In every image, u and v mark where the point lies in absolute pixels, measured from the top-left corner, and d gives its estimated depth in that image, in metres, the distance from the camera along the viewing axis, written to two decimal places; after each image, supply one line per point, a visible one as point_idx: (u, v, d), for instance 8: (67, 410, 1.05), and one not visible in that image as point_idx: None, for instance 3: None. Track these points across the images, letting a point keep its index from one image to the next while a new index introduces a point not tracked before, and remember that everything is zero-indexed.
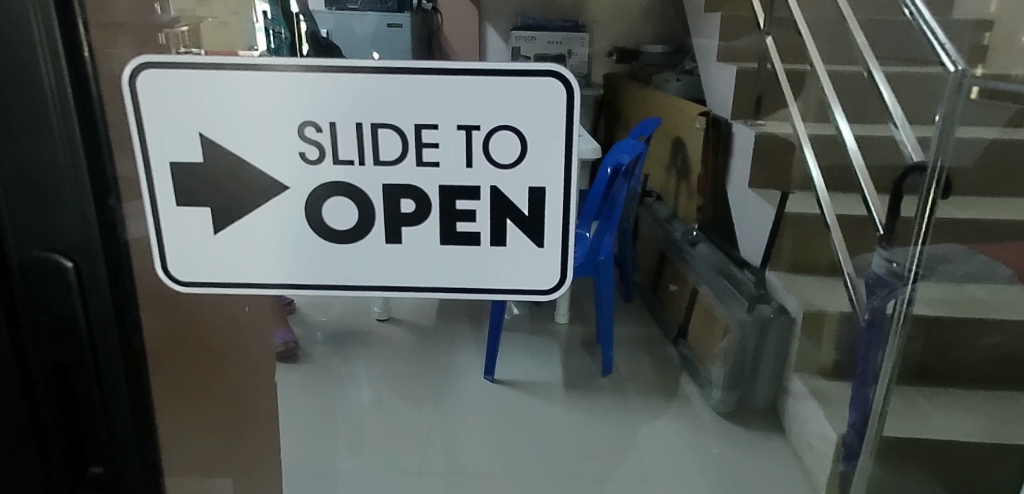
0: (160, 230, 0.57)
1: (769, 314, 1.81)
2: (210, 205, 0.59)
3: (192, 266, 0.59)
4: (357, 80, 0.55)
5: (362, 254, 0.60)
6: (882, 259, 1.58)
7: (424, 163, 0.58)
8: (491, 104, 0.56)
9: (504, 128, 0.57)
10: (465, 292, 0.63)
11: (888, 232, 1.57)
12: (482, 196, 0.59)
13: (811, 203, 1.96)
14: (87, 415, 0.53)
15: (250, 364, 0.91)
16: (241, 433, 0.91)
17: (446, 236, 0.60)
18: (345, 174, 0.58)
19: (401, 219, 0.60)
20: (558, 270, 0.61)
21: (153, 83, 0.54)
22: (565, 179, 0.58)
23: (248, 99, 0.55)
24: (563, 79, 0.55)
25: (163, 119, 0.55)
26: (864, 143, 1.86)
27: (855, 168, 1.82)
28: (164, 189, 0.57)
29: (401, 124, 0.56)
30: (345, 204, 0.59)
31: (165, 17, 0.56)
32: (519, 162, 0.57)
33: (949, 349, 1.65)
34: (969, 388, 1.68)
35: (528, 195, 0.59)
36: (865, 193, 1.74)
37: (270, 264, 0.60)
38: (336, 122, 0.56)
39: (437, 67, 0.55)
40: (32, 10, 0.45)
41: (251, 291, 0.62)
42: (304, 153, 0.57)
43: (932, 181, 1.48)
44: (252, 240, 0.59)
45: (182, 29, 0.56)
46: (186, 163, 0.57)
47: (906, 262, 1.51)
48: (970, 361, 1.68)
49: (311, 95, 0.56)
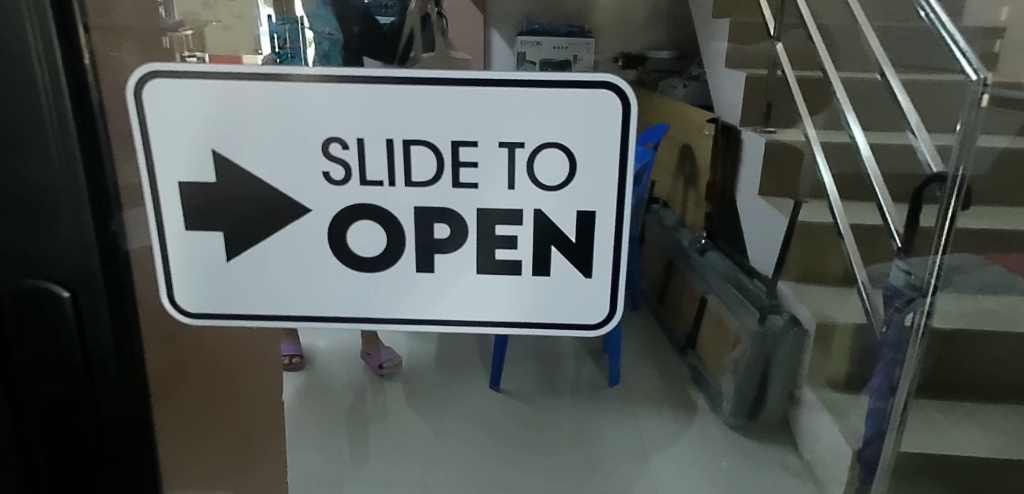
0: (163, 237, 0.58)
1: (781, 326, 1.75)
2: (222, 228, 0.60)
3: (223, 283, 0.61)
4: (388, 95, 0.56)
5: (391, 279, 0.61)
6: (898, 271, 1.54)
7: (462, 184, 0.59)
8: (523, 122, 0.57)
9: (551, 146, 0.57)
10: (497, 326, 0.63)
11: (907, 242, 1.52)
12: (525, 220, 0.60)
13: (824, 212, 1.94)
14: (81, 444, 0.57)
15: (263, 393, 0.91)
16: (252, 455, 0.93)
17: (485, 263, 0.61)
18: (372, 196, 0.59)
19: (434, 246, 0.60)
20: (609, 303, 0.62)
21: (159, 96, 0.55)
22: (613, 205, 0.59)
23: (264, 114, 0.56)
24: (619, 92, 0.56)
25: (173, 134, 0.56)
26: (878, 152, 1.84)
27: (870, 175, 1.80)
28: (165, 198, 0.58)
29: (437, 141, 0.57)
30: (372, 228, 0.60)
31: (170, 21, 0.58)
32: (567, 185, 0.58)
33: (966, 362, 1.62)
34: (983, 403, 1.66)
35: (577, 218, 0.59)
36: (883, 202, 1.72)
37: (307, 288, 0.61)
38: (365, 138, 0.57)
39: (468, 76, 0.56)
40: (28, 16, 0.48)
41: (281, 316, 0.62)
42: (328, 173, 0.58)
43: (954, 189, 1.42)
44: (290, 262, 0.60)
45: (186, 33, 0.57)
46: (200, 183, 0.58)
47: (925, 273, 1.46)
48: (986, 373, 1.66)
49: (338, 112, 0.56)
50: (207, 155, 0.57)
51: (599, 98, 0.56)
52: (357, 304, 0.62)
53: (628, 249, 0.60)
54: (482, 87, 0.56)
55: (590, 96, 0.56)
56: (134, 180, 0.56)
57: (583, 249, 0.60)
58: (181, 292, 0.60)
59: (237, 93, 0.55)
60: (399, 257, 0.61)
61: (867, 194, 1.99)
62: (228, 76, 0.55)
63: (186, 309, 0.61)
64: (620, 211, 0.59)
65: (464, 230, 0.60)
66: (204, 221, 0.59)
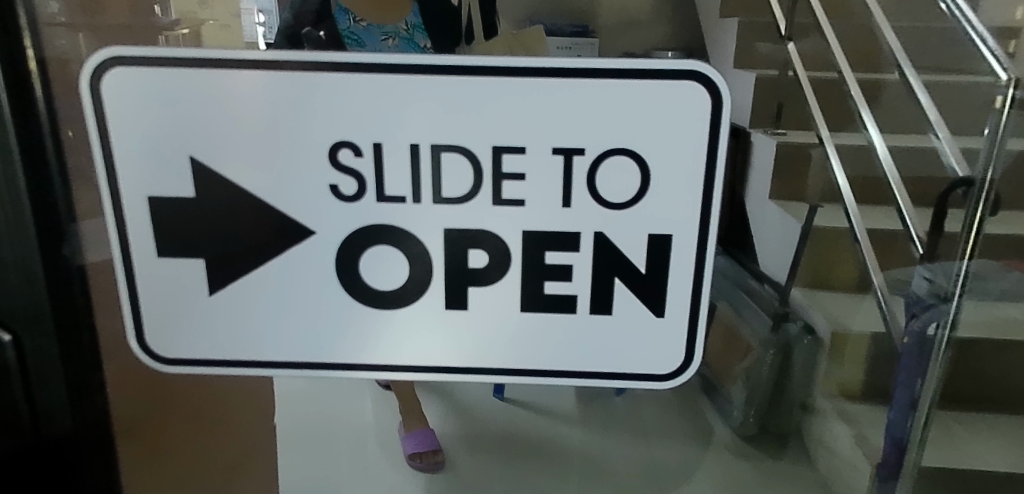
0: (126, 255, 0.50)
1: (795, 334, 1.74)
2: (205, 256, 0.51)
3: (212, 320, 0.52)
4: (402, 86, 0.47)
5: (422, 319, 0.53)
6: (922, 278, 1.49)
7: (507, 200, 0.50)
8: (591, 124, 0.48)
9: (617, 152, 0.49)
10: (541, 372, 0.54)
11: (930, 250, 1.47)
12: (582, 247, 0.51)
13: (840, 217, 1.88)
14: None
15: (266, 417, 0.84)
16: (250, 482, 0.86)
17: (530, 296, 0.52)
18: (392, 214, 0.50)
19: (472, 277, 0.52)
20: (682, 349, 0.54)
21: (118, 94, 0.46)
22: (695, 225, 0.51)
23: (251, 110, 0.47)
24: (705, 84, 0.48)
25: (142, 134, 0.47)
26: (897, 156, 1.78)
27: (891, 181, 1.74)
28: (128, 217, 0.49)
29: (476, 148, 0.49)
30: (390, 253, 0.51)
31: (165, 20, 0.49)
32: (637, 200, 0.50)
33: (991, 373, 1.58)
34: (996, 415, 1.62)
35: (648, 244, 0.51)
36: (903, 207, 1.66)
37: (326, 334, 0.53)
38: (382, 142, 0.49)
39: (505, 63, 0.47)
40: None
41: (281, 360, 0.53)
42: (339, 186, 0.49)
43: (978, 197, 1.37)
44: (297, 297, 0.52)
45: (181, 31, 0.48)
46: (175, 198, 0.49)
47: (949, 285, 1.40)
48: (1011, 385, 1.62)
49: (342, 109, 0.48)
50: (183, 164, 0.49)
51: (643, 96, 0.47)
52: (362, 349, 0.53)
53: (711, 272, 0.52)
54: (514, 79, 0.47)
55: (638, 95, 0.47)
56: (92, 190, 0.48)
57: (652, 282, 0.52)
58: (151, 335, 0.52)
59: (221, 83, 0.47)
60: (426, 282, 0.52)
61: (881, 199, 1.93)
62: (213, 63, 0.46)
63: (160, 355, 0.53)
64: (704, 235, 0.51)
65: (504, 254, 0.51)
66: (179, 242, 0.51)
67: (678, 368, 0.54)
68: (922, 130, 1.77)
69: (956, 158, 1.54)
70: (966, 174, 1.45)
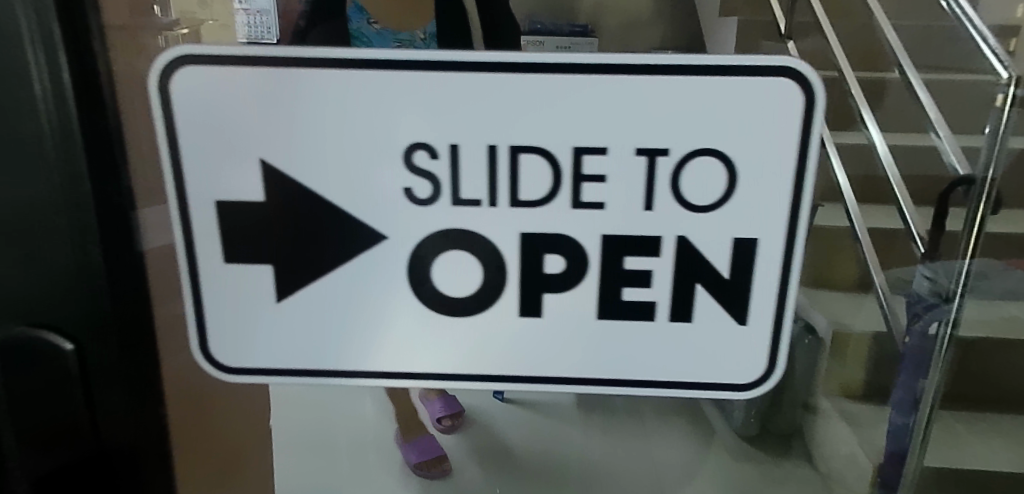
0: (189, 240, 0.65)
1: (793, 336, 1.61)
2: (269, 261, 0.67)
3: (290, 300, 0.68)
4: (422, 85, 0.60)
5: (519, 316, 0.68)
6: (923, 277, 1.45)
7: (590, 203, 0.63)
8: (677, 131, 0.61)
9: (700, 153, 0.62)
10: (588, 357, 0.68)
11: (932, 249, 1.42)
12: (665, 244, 0.65)
13: None
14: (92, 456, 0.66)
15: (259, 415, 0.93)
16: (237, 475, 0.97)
17: (608, 303, 0.67)
18: (464, 213, 0.64)
19: (547, 280, 0.66)
20: (762, 365, 0.69)
21: (184, 104, 0.61)
22: (772, 209, 0.63)
23: (296, 114, 0.61)
24: (793, 79, 0.59)
25: (203, 139, 0.62)
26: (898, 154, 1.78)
27: (891, 180, 1.74)
28: (192, 208, 0.64)
29: (552, 148, 0.62)
30: (468, 258, 0.66)
31: (164, 20, 0.61)
32: (719, 196, 0.63)
33: (988, 371, 1.60)
34: (988, 414, 1.65)
35: (733, 243, 0.64)
36: (904, 206, 1.66)
37: (445, 328, 0.68)
38: (453, 144, 0.62)
39: (519, 58, 0.59)
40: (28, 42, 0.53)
41: (351, 344, 0.69)
42: (411, 188, 0.64)
43: (980, 195, 1.39)
44: (403, 298, 0.67)
45: (181, 32, 0.61)
46: (236, 201, 0.64)
47: (952, 285, 1.36)
48: (1008, 383, 1.64)
49: (378, 110, 0.61)
50: (255, 166, 0.63)
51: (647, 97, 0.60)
52: (428, 339, 0.68)
53: (788, 252, 0.64)
54: (523, 76, 0.59)
55: (635, 85, 0.59)
56: (159, 188, 0.63)
57: (733, 281, 0.66)
58: (215, 316, 0.68)
59: (261, 93, 0.60)
60: (499, 280, 0.66)
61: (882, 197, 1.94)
62: (256, 61, 0.59)
63: (223, 363, 0.70)
64: (780, 222, 0.63)
65: (579, 259, 0.65)
66: (240, 250, 0.66)
67: (756, 379, 0.69)
68: (924, 129, 1.76)
69: (957, 157, 1.54)
70: (968, 173, 1.46)
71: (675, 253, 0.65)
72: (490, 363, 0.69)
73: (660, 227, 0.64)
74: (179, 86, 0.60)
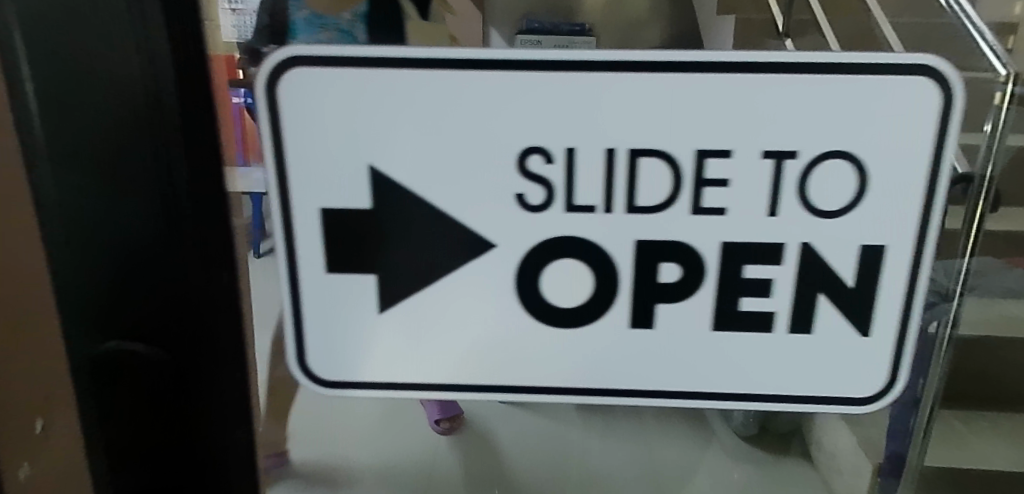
0: (291, 247, 0.53)
1: None
2: (372, 270, 0.54)
3: (392, 321, 0.56)
4: (556, 81, 0.47)
5: (613, 334, 0.55)
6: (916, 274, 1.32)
7: (708, 209, 0.50)
8: (810, 129, 0.48)
9: (837, 155, 0.49)
10: (725, 381, 0.57)
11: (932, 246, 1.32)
12: (787, 255, 0.52)
13: None
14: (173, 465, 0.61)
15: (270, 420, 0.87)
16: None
17: (724, 314, 0.55)
18: (579, 224, 0.51)
19: (660, 290, 0.54)
20: (884, 378, 0.57)
21: (299, 108, 0.48)
22: (908, 223, 0.51)
23: (404, 112, 0.48)
24: (941, 74, 0.47)
25: (301, 136, 0.49)
26: None
27: None
28: (297, 221, 0.52)
29: (676, 151, 0.49)
30: (578, 268, 0.53)
31: None
32: (851, 204, 0.50)
33: (989, 369, 1.58)
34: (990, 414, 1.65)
35: (858, 252, 0.52)
36: None
37: (542, 347, 0.56)
38: (574, 147, 0.49)
39: (663, 56, 0.47)
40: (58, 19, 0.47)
41: (466, 373, 0.57)
42: (525, 195, 0.50)
43: (978, 193, 1.38)
44: (486, 318, 0.55)
45: None
46: (340, 207, 0.52)
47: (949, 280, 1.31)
48: (1009, 381, 1.62)
49: (503, 109, 0.48)
50: (361, 173, 0.50)
51: (747, 96, 0.47)
52: (553, 364, 0.56)
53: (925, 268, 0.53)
54: (665, 74, 0.47)
55: (700, 84, 0.47)
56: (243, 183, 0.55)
57: (857, 294, 0.54)
58: (319, 340, 0.57)
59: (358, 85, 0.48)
60: (612, 297, 0.54)
61: None
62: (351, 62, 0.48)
63: (317, 376, 0.58)
64: (918, 234, 0.51)
65: (696, 268, 0.53)
66: (360, 259, 0.54)
67: (876, 392, 0.57)
68: None
69: None
70: None
71: (859, 256, 0.52)
72: (608, 393, 0.57)
73: (787, 237, 0.51)
74: (286, 90, 0.48)
